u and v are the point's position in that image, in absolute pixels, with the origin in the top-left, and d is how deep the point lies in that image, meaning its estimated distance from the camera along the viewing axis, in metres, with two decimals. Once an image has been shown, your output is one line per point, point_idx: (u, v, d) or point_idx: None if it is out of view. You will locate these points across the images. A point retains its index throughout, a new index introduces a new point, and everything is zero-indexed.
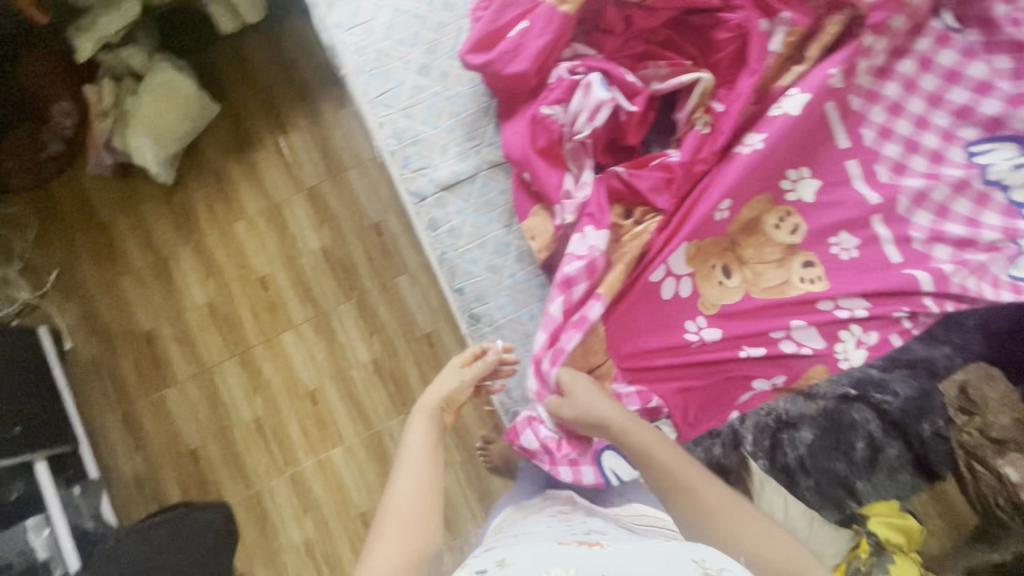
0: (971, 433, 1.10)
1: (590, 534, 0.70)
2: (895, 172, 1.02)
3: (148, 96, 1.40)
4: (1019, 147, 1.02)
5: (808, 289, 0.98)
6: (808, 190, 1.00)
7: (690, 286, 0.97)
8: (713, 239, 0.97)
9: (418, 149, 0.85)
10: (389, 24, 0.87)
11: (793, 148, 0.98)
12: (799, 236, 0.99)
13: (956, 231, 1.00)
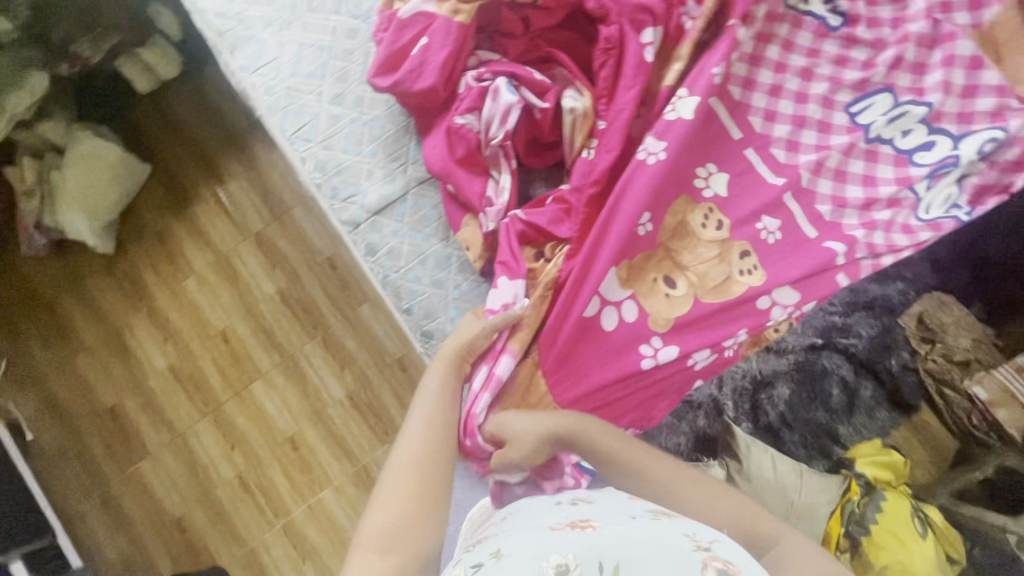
0: (935, 359, 1.36)
1: (577, 508, 0.69)
2: (788, 151, 1.00)
3: (72, 168, 1.37)
4: (891, 97, 1.01)
5: (749, 282, 0.96)
6: (721, 184, 0.97)
7: (636, 307, 0.90)
8: (646, 255, 0.93)
9: (343, 177, 0.85)
10: (296, 59, 0.87)
11: (702, 132, 0.97)
12: (725, 230, 0.96)
13: (857, 194, 1.00)
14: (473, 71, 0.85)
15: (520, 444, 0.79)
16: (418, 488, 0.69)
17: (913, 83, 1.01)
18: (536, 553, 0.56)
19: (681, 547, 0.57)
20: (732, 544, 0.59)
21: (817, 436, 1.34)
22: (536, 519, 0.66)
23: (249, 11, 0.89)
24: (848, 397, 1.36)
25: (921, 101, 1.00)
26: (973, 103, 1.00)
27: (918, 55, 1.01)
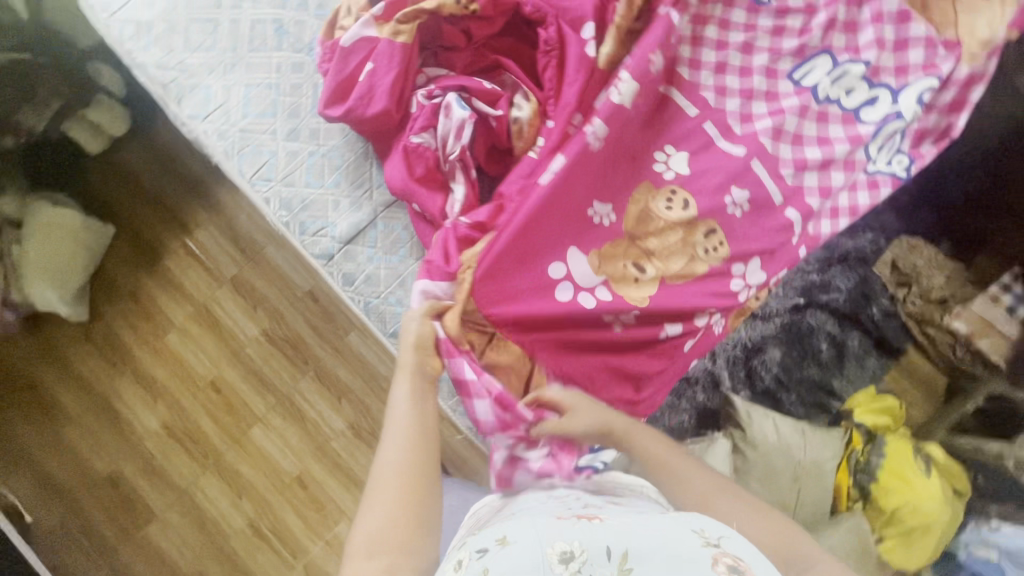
0: (913, 301, 1.41)
1: (586, 508, 0.68)
2: (743, 123, 1.02)
3: (33, 241, 1.33)
4: (831, 58, 1.04)
5: (714, 258, 0.96)
6: (681, 164, 0.98)
7: (609, 291, 0.89)
8: (614, 243, 0.92)
9: (310, 211, 0.84)
10: (245, 101, 0.86)
11: (655, 119, 0.99)
12: (692, 209, 0.95)
13: (816, 155, 1.02)
14: (423, 89, 0.85)
15: (581, 413, 0.80)
16: (407, 492, 0.68)
17: (848, 42, 1.04)
18: (545, 537, 0.57)
19: (691, 540, 0.58)
20: (740, 539, 0.60)
21: (814, 391, 1.38)
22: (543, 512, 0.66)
23: (190, 59, 0.88)
24: (837, 350, 1.40)
25: (859, 59, 1.03)
26: (905, 55, 1.03)
27: (849, 15, 1.04)
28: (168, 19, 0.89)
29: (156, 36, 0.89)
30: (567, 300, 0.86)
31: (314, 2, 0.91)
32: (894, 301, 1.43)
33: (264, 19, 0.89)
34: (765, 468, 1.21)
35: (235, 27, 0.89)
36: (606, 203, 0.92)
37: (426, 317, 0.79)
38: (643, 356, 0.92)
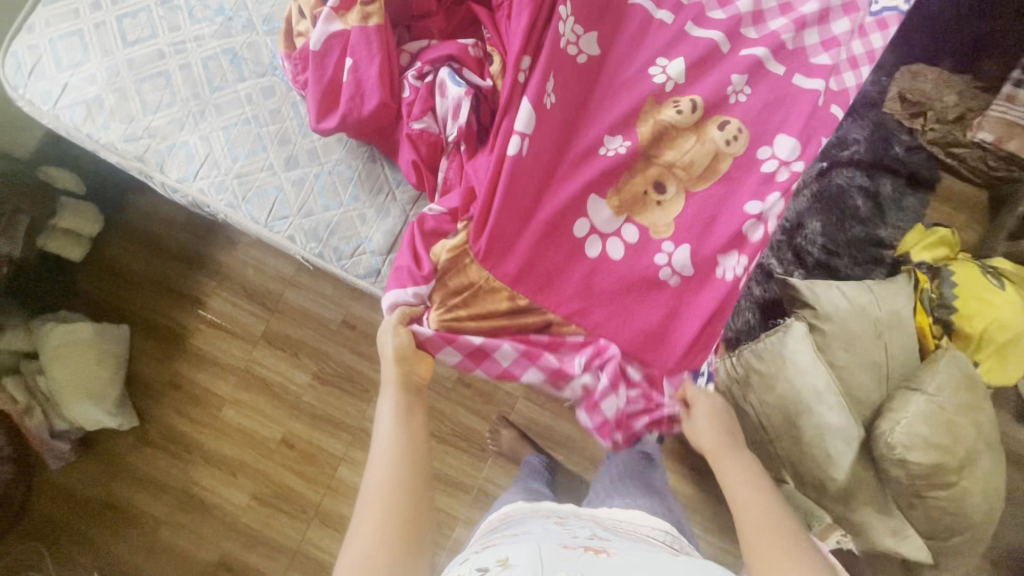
0: (933, 128, 1.38)
1: (592, 538, 0.69)
2: (723, 7, 0.94)
3: (57, 367, 1.28)
4: None
5: (736, 148, 0.90)
6: (679, 70, 0.90)
7: (636, 228, 0.87)
8: (629, 174, 0.87)
9: (340, 234, 0.79)
10: (229, 144, 0.80)
11: (632, 32, 0.91)
12: (700, 108, 0.89)
13: (811, 9, 0.96)
14: (411, 71, 0.78)
15: (698, 423, 0.85)
16: (392, 513, 0.66)
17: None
18: (546, 564, 0.58)
19: None
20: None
21: (864, 248, 1.34)
22: (548, 536, 0.68)
23: (155, 121, 0.81)
24: (873, 201, 1.36)
25: None
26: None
27: None
28: (115, 86, 0.82)
29: (111, 109, 0.82)
30: (598, 255, 0.85)
31: (258, 18, 0.83)
32: (914, 133, 1.39)
33: (214, 54, 0.82)
34: (847, 335, 1.19)
35: (188, 72, 0.82)
36: (616, 135, 0.88)
37: (399, 325, 0.78)
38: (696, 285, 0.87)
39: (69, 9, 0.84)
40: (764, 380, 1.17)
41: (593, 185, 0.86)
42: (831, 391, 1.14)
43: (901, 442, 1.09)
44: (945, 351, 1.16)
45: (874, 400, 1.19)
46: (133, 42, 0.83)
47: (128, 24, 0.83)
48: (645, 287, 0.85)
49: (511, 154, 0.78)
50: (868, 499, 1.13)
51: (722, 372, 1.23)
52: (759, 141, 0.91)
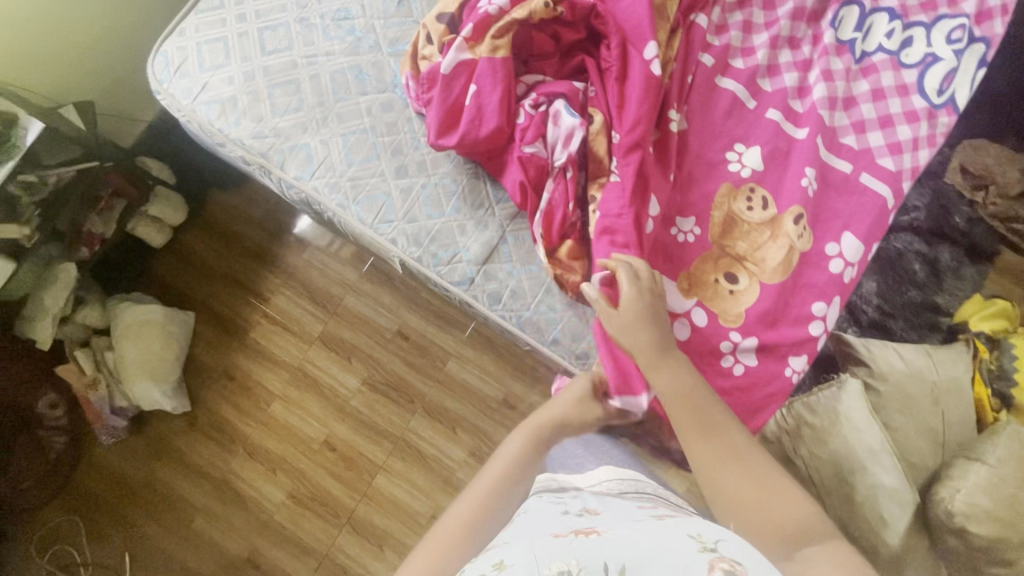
0: (996, 202, 1.41)
1: (583, 518, 0.60)
2: (802, 98, 0.88)
3: (126, 344, 1.35)
4: (886, 14, 0.91)
5: (805, 247, 0.82)
6: (756, 160, 0.85)
7: (705, 312, 0.79)
8: (700, 260, 0.82)
9: (439, 242, 0.83)
10: (346, 150, 0.87)
11: (719, 114, 0.87)
12: (773, 206, 0.83)
13: (877, 113, 0.87)
14: (528, 100, 0.79)
15: (621, 318, 0.72)
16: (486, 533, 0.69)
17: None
18: (541, 559, 0.49)
19: (684, 548, 0.50)
20: (743, 543, 0.51)
21: (921, 313, 1.34)
22: (539, 528, 0.59)
23: (281, 123, 0.88)
24: (932, 268, 1.37)
25: (912, 22, 0.91)
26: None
27: None
28: (250, 88, 0.90)
29: (244, 109, 0.89)
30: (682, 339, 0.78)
31: (385, 40, 0.92)
32: (975, 205, 1.42)
33: (342, 68, 0.90)
34: (903, 398, 1.19)
35: (317, 82, 0.90)
36: (689, 218, 0.83)
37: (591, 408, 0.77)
38: (756, 381, 0.78)
39: (217, 18, 0.93)
40: (817, 433, 1.16)
41: (661, 265, 0.81)
42: (885, 450, 1.13)
43: (961, 511, 1.06)
44: (1007, 423, 1.14)
45: (929, 466, 1.17)
46: (270, 51, 0.92)
47: (268, 36, 0.92)
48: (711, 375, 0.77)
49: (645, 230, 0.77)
50: (920, 568, 1.10)
51: (774, 422, 1.22)
52: (824, 236, 0.83)
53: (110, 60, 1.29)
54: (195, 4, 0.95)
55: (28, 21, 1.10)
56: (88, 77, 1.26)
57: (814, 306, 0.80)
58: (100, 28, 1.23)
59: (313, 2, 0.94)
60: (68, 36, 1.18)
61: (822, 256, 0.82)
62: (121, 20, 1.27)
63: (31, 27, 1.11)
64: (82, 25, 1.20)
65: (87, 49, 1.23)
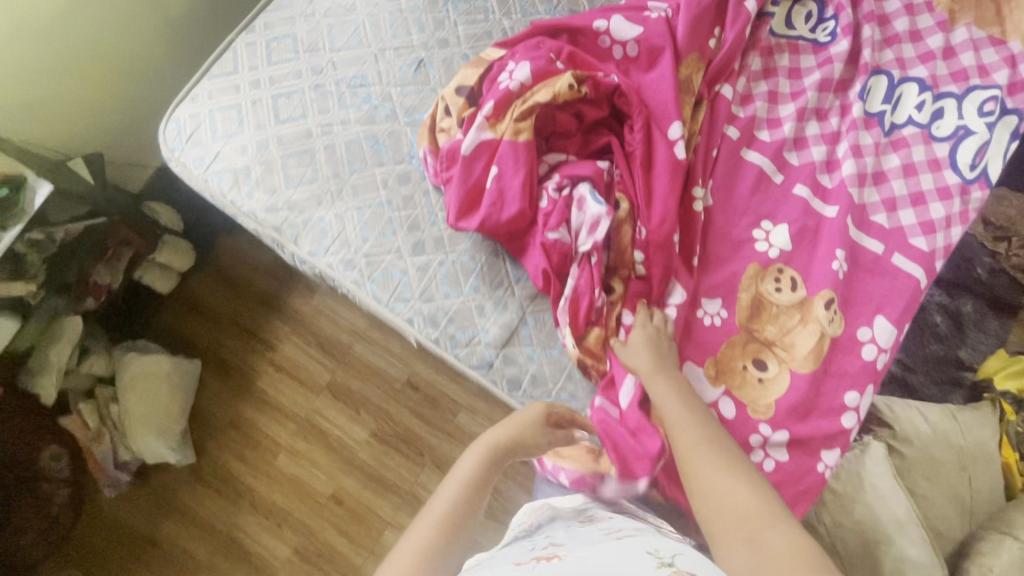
0: (1019, 255, 1.38)
1: (546, 546, 0.58)
2: (830, 173, 0.85)
3: (131, 395, 1.33)
4: (917, 84, 0.88)
5: (837, 332, 0.79)
6: (784, 240, 0.82)
7: (733, 402, 0.77)
8: (728, 345, 0.79)
9: (457, 324, 0.80)
10: (361, 225, 0.84)
11: (745, 189, 0.84)
12: (802, 288, 0.80)
13: (908, 189, 0.84)
14: (551, 182, 0.77)
15: (632, 351, 0.73)
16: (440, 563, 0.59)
17: (895, 55, 0.89)
18: None
19: (641, 563, 0.47)
20: (698, 556, 0.49)
21: (943, 368, 1.32)
22: (496, 560, 0.55)
23: (295, 195, 0.86)
24: (955, 321, 1.35)
25: (943, 93, 0.88)
26: (958, 60, 0.89)
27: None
28: (263, 158, 0.88)
29: (256, 181, 0.87)
30: None
31: (402, 109, 0.90)
32: (997, 258, 1.39)
33: (358, 138, 0.88)
34: (930, 464, 1.15)
35: (332, 152, 0.88)
36: (715, 300, 0.80)
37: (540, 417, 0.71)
38: (788, 477, 0.74)
39: (230, 84, 0.92)
40: None
41: (688, 350, 0.79)
42: (913, 523, 0.98)
43: None
44: None
45: (957, 537, 1.13)
46: (284, 119, 0.89)
47: (282, 103, 0.90)
48: None
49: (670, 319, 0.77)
50: None
51: None
52: (856, 319, 0.80)
53: (124, 111, 1.28)
54: (207, 69, 0.93)
55: (43, 78, 1.10)
56: (102, 128, 1.25)
57: (847, 397, 0.77)
58: (117, 82, 1.24)
59: (328, 68, 0.92)
60: (82, 90, 1.18)
61: (854, 343, 0.79)
62: (138, 74, 1.27)
63: (45, 83, 1.11)
64: (98, 79, 1.20)
65: (101, 103, 1.23)
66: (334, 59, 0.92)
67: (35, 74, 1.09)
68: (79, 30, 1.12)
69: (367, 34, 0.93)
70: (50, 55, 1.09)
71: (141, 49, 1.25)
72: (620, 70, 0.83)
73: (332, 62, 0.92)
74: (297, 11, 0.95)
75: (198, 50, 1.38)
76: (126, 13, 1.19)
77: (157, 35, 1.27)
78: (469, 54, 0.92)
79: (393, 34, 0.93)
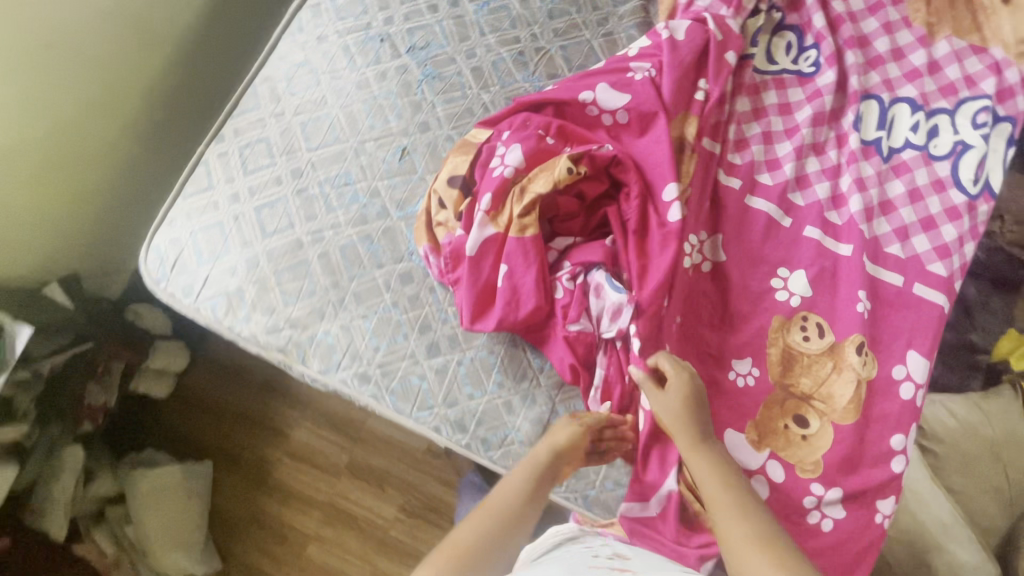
0: None
1: (613, 557, 0.60)
2: (838, 208, 0.84)
3: (147, 513, 1.24)
4: (908, 104, 0.87)
5: (872, 374, 0.78)
6: (803, 285, 0.80)
7: (780, 465, 0.75)
8: (766, 406, 0.77)
9: (486, 425, 0.77)
10: (370, 334, 0.81)
11: (757, 238, 0.82)
12: (830, 333, 0.79)
13: (917, 215, 0.83)
14: (563, 271, 0.76)
15: (666, 399, 0.69)
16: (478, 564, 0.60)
17: (881, 77, 0.88)
18: None
19: None
20: None
21: None
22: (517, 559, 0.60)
23: (295, 312, 0.82)
24: None
25: (935, 109, 0.87)
26: (944, 74, 0.89)
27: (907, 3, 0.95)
28: (256, 278, 0.83)
29: (251, 303, 0.83)
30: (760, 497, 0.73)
31: (392, 203, 0.86)
32: None
33: (352, 241, 0.84)
34: (966, 459, 1.01)
35: (327, 260, 0.83)
36: (744, 359, 0.78)
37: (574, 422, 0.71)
38: (848, 534, 0.73)
39: (208, 202, 0.87)
40: None
41: (725, 416, 0.76)
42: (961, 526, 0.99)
43: None
44: None
45: None
46: (271, 232, 0.85)
47: (266, 215, 0.86)
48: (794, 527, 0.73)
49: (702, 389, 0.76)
50: None
51: None
52: (888, 359, 0.79)
53: (109, 231, 1.22)
54: (181, 189, 0.89)
55: (24, 221, 1.04)
56: (91, 256, 1.19)
57: (893, 441, 0.76)
58: (101, 206, 1.17)
59: (308, 170, 0.87)
60: (65, 223, 1.11)
61: (890, 383, 0.78)
62: (122, 193, 1.20)
63: (27, 226, 1.05)
64: (81, 207, 1.13)
65: (86, 230, 1.16)
66: (313, 159, 0.88)
67: (15, 220, 1.02)
68: (58, 165, 1.05)
69: (344, 127, 0.89)
70: (31, 198, 1.03)
71: (124, 170, 1.18)
72: (614, 139, 0.80)
73: (311, 163, 0.88)
74: (266, 112, 0.91)
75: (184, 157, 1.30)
76: (103, 139, 1.11)
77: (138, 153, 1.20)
78: (453, 135, 0.89)
79: (370, 124, 0.89)
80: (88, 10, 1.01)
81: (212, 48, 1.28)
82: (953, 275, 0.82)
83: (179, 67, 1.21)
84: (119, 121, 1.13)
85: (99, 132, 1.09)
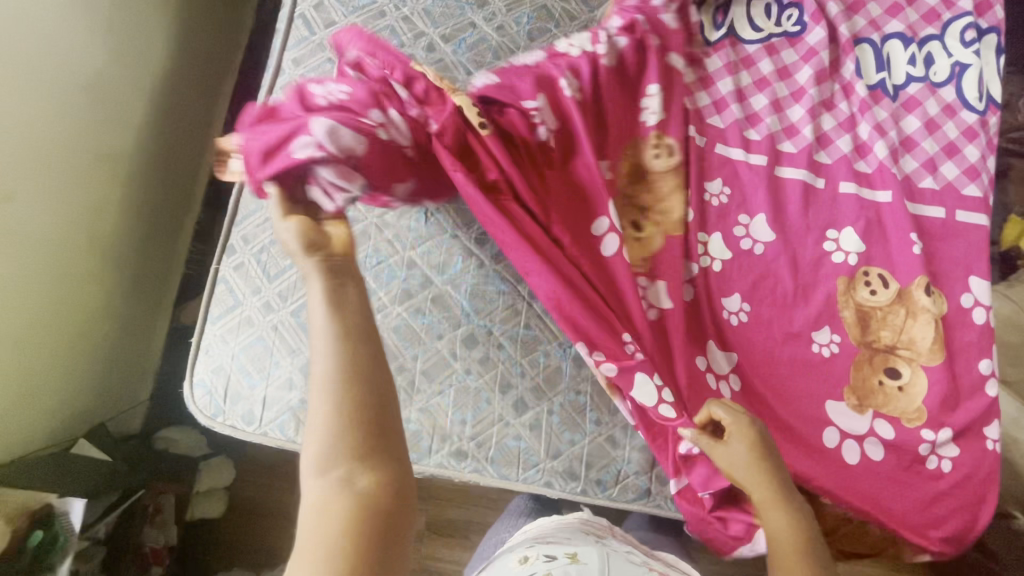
0: None
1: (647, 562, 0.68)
2: (865, 157, 0.84)
3: None
4: (898, 39, 0.88)
5: (944, 308, 0.79)
6: (856, 242, 0.81)
7: (887, 422, 0.76)
8: (854, 370, 0.77)
9: (597, 466, 0.76)
10: (453, 409, 0.78)
11: (796, 206, 0.82)
12: (894, 281, 0.80)
13: (937, 145, 0.85)
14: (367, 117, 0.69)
15: (732, 451, 0.67)
16: (359, 396, 0.50)
17: (866, 19, 0.89)
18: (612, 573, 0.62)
19: None
20: None
21: None
22: (505, 560, 0.70)
23: None
24: None
25: (924, 37, 0.89)
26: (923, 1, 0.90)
27: None
28: None
29: None
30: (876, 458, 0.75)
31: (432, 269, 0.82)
32: None
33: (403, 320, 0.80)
34: None
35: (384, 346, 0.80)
36: (823, 329, 0.79)
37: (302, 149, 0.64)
38: (967, 465, 0.75)
39: (239, 319, 0.82)
40: None
41: (822, 390, 0.77)
42: None
43: None
44: None
45: None
46: None
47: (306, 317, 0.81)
48: (916, 472, 0.75)
49: (783, 372, 0.77)
50: None
51: None
52: (954, 290, 0.80)
53: (121, 367, 1.13)
54: (206, 312, 0.83)
55: (36, 384, 0.94)
56: (105, 396, 1.10)
57: (981, 366, 0.78)
58: (104, 348, 1.07)
59: None
60: (75, 372, 1.01)
61: (963, 312, 0.80)
62: (124, 324, 1.11)
63: (40, 387, 0.95)
64: (83, 352, 1.03)
65: (93, 376, 1.06)
66: None
67: (25, 384, 0.92)
68: (49, 317, 0.94)
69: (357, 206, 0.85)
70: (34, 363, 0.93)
71: (119, 300, 1.09)
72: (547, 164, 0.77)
73: None
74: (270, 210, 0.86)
75: (172, 268, 1.21)
76: (90, 275, 1.00)
77: (127, 276, 1.09)
78: None
79: None
80: (41, 135, 0.88)
81: (176, 142, 1.16)
82: (986, 191, 0.84)
83: (146, 172, 1.09)
84: (98, 250, 1.01)
85: (82, 270, 0.99)
